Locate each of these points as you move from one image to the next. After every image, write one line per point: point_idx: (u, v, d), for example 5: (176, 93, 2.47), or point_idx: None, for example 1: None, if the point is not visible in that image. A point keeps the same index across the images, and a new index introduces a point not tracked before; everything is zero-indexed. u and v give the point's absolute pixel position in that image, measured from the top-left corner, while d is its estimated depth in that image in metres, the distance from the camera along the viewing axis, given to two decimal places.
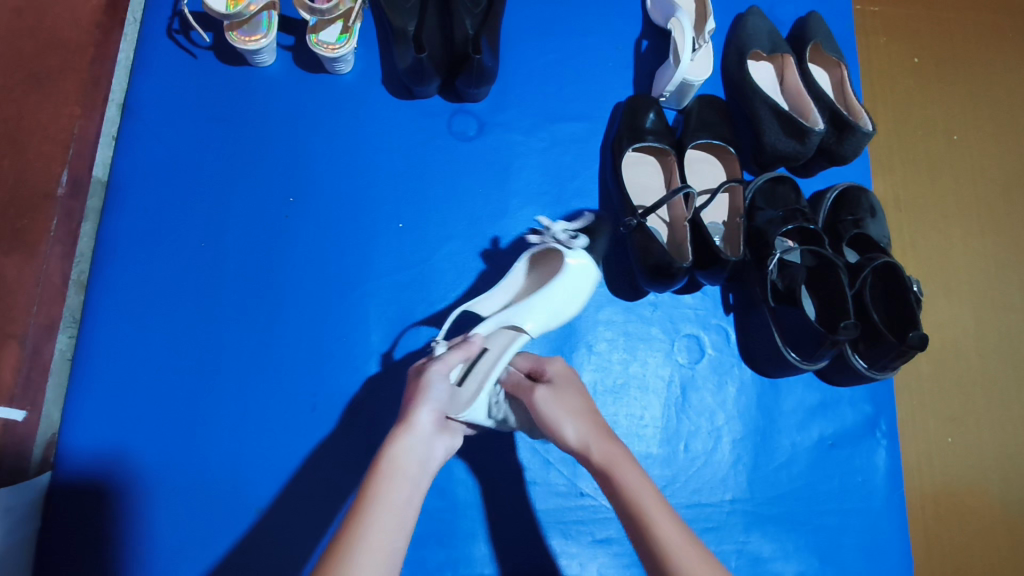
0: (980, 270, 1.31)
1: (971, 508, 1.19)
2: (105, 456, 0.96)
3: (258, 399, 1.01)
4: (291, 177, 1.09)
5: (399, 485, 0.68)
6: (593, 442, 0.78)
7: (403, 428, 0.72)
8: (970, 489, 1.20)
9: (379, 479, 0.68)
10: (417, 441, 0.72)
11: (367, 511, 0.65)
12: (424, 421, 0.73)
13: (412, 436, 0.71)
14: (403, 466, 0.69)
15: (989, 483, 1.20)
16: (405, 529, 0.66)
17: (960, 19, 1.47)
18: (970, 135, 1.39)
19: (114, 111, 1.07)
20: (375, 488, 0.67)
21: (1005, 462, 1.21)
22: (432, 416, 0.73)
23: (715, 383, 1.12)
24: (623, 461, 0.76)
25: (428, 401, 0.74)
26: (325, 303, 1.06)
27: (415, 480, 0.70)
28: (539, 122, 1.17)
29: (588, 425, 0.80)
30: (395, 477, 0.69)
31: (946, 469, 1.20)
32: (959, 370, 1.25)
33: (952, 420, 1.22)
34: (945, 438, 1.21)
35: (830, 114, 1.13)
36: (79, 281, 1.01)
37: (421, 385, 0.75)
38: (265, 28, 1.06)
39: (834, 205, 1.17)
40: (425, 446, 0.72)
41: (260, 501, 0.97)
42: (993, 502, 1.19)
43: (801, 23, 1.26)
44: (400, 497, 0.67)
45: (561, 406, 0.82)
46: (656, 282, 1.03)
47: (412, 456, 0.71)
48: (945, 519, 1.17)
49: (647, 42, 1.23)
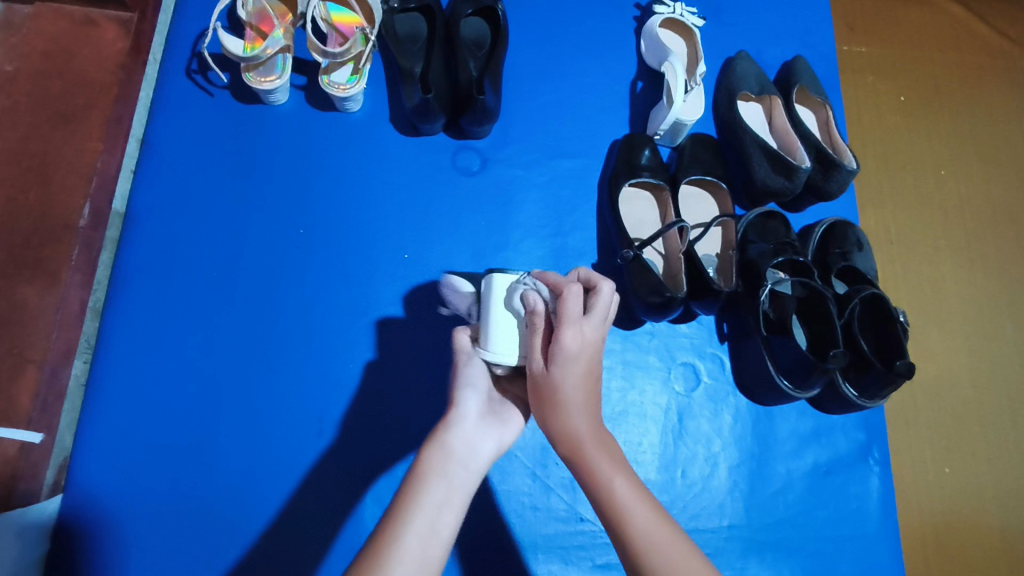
0: (969, 302, 1.35)
1: (971, 538, 1.20)
2: (111, 484, 0.97)
3: (265, 425, 1.04)
4: (303, 210, 1.14)
5: (435, 486, 0.68)
6: (588, 442, 0.71)
7: (445, 425, 0.74)
8: (967, 515, 1.22)
9: (414, 481, 0.69)
10: (459, 439, 0.73)
11: (405, 514, 0.66)
12: (463, 415, 0.75)
13: (455, 430, 0.74)
14: (442, 465, 0.70)
15: (988, 513, 1.22)
16: (443, 534, 0.65)
17: (943, 60, 1.54)
18: (957, 171, 1.45)
19: (134, 146, 1.12)
20: (411, 490, 0.68)
21: (999, 490, 1.24)
22: (472, 410, 0.76)
23: (711, 411, 1.15)
24: (594, 449, 0.71)
25: (469, 394, 0.77)
26: (333, 330, 1.09)
27: (455, 477, 0.70)
28: (540, 159, 1.22)
29: (584, 423, 0.72)
30: (435, 478, 0.69)
31: (942, 496, 1.22)
32: (953, 399, 1.28)
33: (947, 449, 1.25)
34: (942, 468, 1.24)
35: (815, 153, 1.18)
36: (96, 309, 1.06)
37: (457, 380, 0.79)
38: (278, 70, 1.12)
39: (822, 238, 1.21)
40: (469, 443, 0.73)
41: (266, 525, 0.99)
42: (992, 531, 1.21)
43: (787, 66, 1.33)
44: (437, 499, 0.67)
45: (566, 393, 0.71)
46: (652, 311, 1.07)
47: (451, 453, 0.72)
48: (945, 548, 1.19)
49: (641, 84, 1.30)
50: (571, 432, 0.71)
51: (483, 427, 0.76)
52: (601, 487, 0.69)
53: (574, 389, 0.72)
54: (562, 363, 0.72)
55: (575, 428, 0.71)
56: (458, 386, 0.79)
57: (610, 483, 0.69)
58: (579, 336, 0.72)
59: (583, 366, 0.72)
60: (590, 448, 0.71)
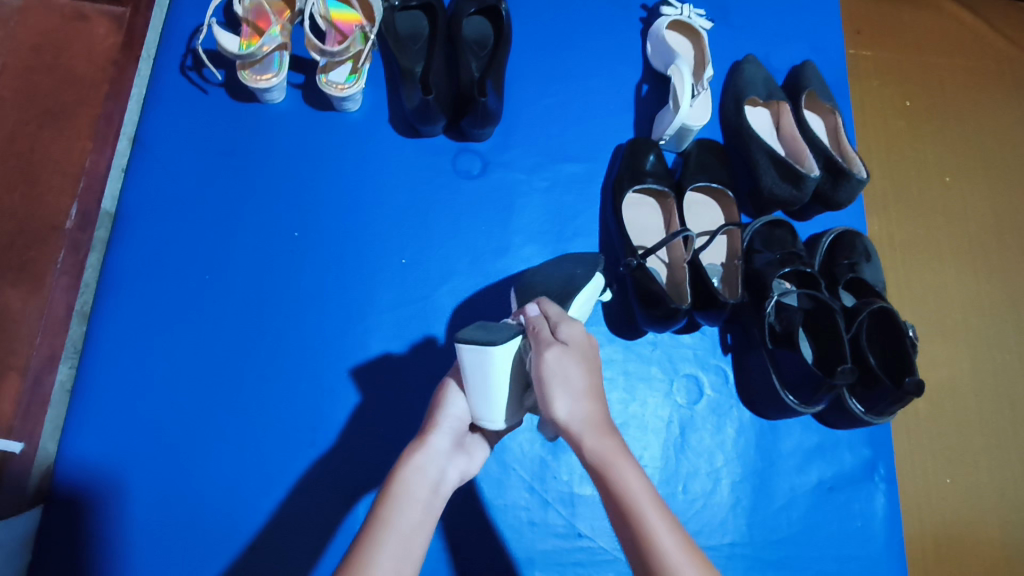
0: (971, 309, 1.33)
1: (973, 552, 1.18)
2: (95, 494, 0.95)
3: (256, 434, 1.01)
4: (298, 212, 1.11)
5: (410, 508, 0.69)
6: (597, 430, 0.67)
7: (419, 448, 0.75)
8: (970, 531, 1.19)
9: (389, 501, 0.69)
10: (432, 462, 0.74)
11: (380, 534, 0.66)
12: (438, 444, 0.76)
13: (424, 457, 0.74)
14: (415, 486, 0.71)
15: (990, 525, 1.20)
16: (414, 555, 0.66)
17: (948, 65, 1.52)
18: (961, 177, 1.42)
19: (125, 145, 1.10)
20: (386, 512, 0.68)
21: (1002, 501, 1.22)
22: (446, 439, 0.77)
23: (714, 425, 1.12)
24: (617, 455, 0.66)
25: (444, 425, 0.78)
26: (327, 335, 1.06)
27: (429, 504, 0.71)
28: (542, 162, 1.19)
29: (596, 412, 0.69)
30: (408, 501, 0.69)
31: (945, 507, 1.20)
32: (956, 409, 1.26)
33: (950, 460, 1.22)
34: (944, 479, 1.21)
35: (825, 161, 1.15)
36: (82, 312, 1.02)
37: (438, 411, 0.79)
38: (276, 67, 1.09)
39: (829, 249, 1.19)
40: (438, 468, 0.74)
41: (253, 536, 0.97)
42: (993, 544, 1.19)
43: (796, 71, 1.30)
44: (411, 521, 0.68)
45: (572, 374, 0.70)
46: (656, 322, 1.04)
47: (426, 477, 0.72)
48: (945, 562, 1.17)
49: (646, 87, 1.27)
50: (578, 418, 0.68)
51: (452, 455, 0.77)
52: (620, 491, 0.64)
53: (580, 385, 0.69)
54: (568, 352, 0.72)
55: (588, 413, 0.68)
56: (439, 414, 0.79)
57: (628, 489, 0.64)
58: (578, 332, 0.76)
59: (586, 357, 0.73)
60: (603, 439, 0.67)
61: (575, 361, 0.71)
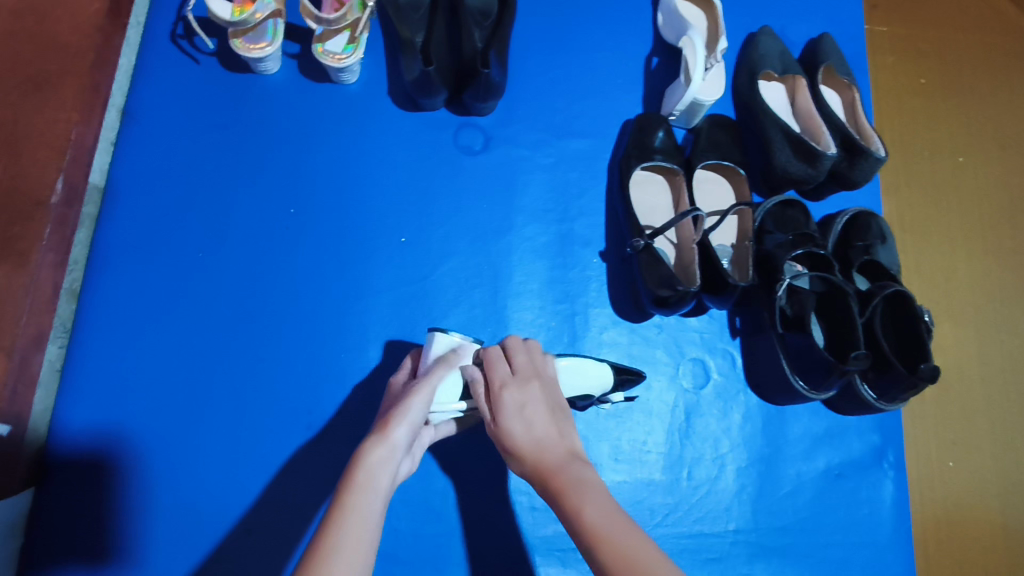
0: (982, 293, 1.29)
1: (973, 537, 1.16)
2: (86, 477, 0.94)
3: (250, 416, 0.99)
4: (293, 188, 1.07)
5: (365, 505, 0.66)
6: (558, 468, 0.71)
7: (377, 444, 0.71)
8: (971, 516, 1.17)
9: (348, 497, 0.66)
10: (389, 459, 0.71)
11: (333, 534, 0.62)
12: (397, 441, 0.72)
13: (383, 449, 0.71)
14: (373, 485, 0.68)
15: (992, 510, 1.17)
16: (367, 554, 0.63)
17: (966, 41, 1.45)
18: (975, 157, 1.37)
19: (113, 116, 1.05)
20: (341, 509, 0.65)
21: (1005, 487, 1.19)
22: (405, 436, 0.73)
23: (720, 410, 1.10)
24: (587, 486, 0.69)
25: (407, 420, 0.74)
26: (322, 315, 1.03)
27: (383, 503, 0.68)
28: (547, 138, 1.15)
29: (551, 455, 0.73)
30: (364, 500, 0.66)
31: (947, 491, 1.17)
32: (962, 395, 1.23)
33: (952, 444, 1.20)
34: (946, 462, 1.19)
35: (841, 138, 1.11)
36: (72, 290, 0.98)
37: (400, 408, 0.75)
38: (270, 36, 1.04)
39: (844, 230, 1.15)
40: (394, 466, 0.72)
41: (246, 519, 0.95)
42: (994, 529, 1.17)
43: (813, 44, 1.25)
44: (365, 519, 0.65)
45: (516, 435, 0.74)
46: (663, 306, 1.01)
47: (381, 475, 0.69)
48: (945, 547, 1.15)
49: (657, 60, 1.21)
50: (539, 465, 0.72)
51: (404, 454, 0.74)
52: (572, 514, 0.67)
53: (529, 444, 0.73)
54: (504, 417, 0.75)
55: (544, 455, 0.73)
56: (397, 414, 0.74)
57: (580, 512, 0.66)
58: (511, 387, 0.77)
59: (528, 410, 0.76)
60: (559, 476, 0.70)
61: (515, 422, 0.75)
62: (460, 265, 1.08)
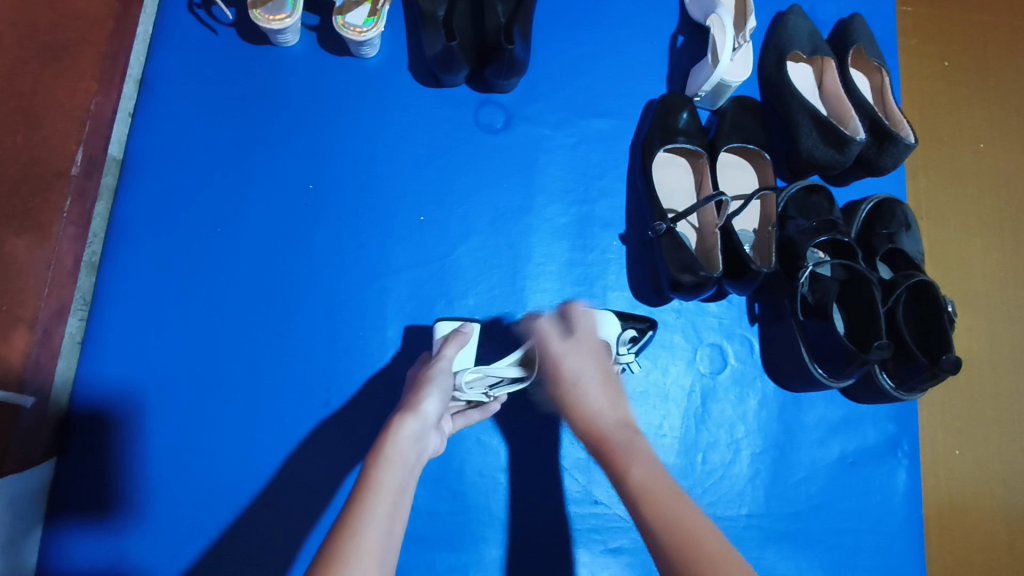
0: (998, 281, 1.27)
1: (978, 525, 1.16)
2: (106, 448, 0.95)
3: (268, 392, 0.99)
4: (312, 164, 1.06)
5: (398, 470, 0.68)
6: (612, 434, 0.74)
7: (408, 412, 0.75)
8: (975, 504, 1.17)
9: (381, 462, 0.68)
10: (420, 430, 0.74)
11: (368, 496, 0.64)
12: (427, 412, 0.76)
13: (413, 422, 0.73)
14: (406, 452, 0.70)
15: (997, 498, 1.18)
16: (401, 517, 0.65)
17: (993, 23, 1.41)
18: (996, 144, 1.34)
19: (131, 87, 1.04)
20: (375, 474, 0.67)
21: (1010, 476, 1.19)
22: (433, 409, 0.77)
23: (736, 396, 1.09)
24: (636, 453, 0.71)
25: (434, 392, 0.78)
26: (339, 292, 1.03)
27: (415, 469, 0.71)
28: (570, 117, 1.13)
29: (609, 421, 0.75)
30: (399, 466, 0.69)
31: (953, 478, 1.17)
32: (972, 383, 1.22)
33: (958, 432, 1.19)
34: (954, 450, 1.18)
35: (870, 123, 1.09)
36: (91, 263, 0.98)
37: (426, 384, 0.79)
38: (289, 6, 1.01)
39: (868, 217, 1.13)
40: (424, 437, 0.74)
41: (265, 493, 0.96)
42: (997, 516, 1.17)
43: (843, 24, 1.21)
44: (398, 483, 0.67)
45: (587, 399, 0.78)
46: (684, 290, 1.00)
47: (413, 444, 0.72)
48: (950, 533, 1.15)
49: (682, 38, 1.18)
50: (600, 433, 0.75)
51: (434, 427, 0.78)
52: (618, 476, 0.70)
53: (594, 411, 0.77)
54: (582, 380, 0.79)
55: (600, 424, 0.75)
56: (424, 387, 0.79)
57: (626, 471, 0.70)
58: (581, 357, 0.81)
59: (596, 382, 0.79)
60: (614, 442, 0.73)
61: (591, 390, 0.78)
62: (479, 245, 1.07)
